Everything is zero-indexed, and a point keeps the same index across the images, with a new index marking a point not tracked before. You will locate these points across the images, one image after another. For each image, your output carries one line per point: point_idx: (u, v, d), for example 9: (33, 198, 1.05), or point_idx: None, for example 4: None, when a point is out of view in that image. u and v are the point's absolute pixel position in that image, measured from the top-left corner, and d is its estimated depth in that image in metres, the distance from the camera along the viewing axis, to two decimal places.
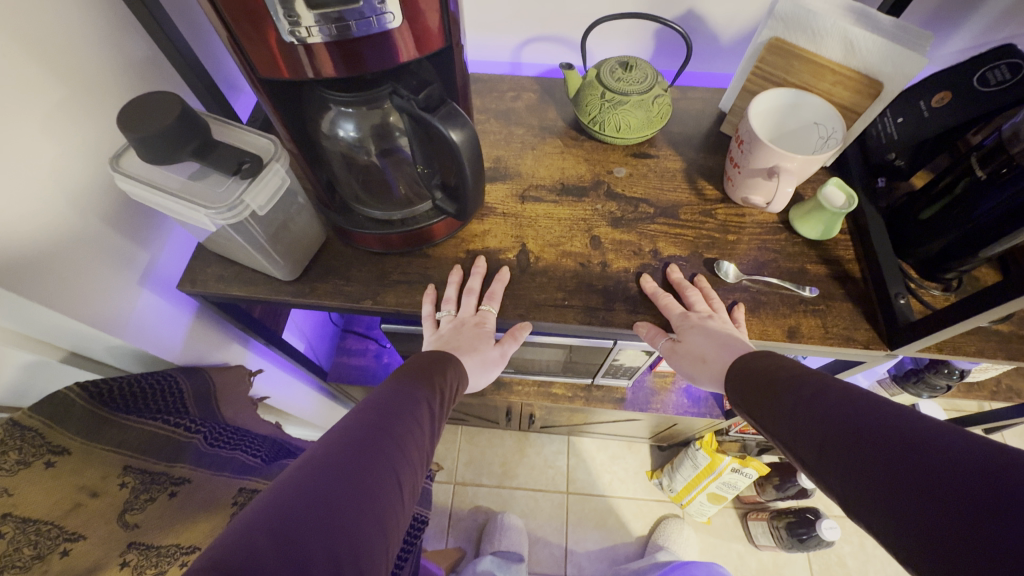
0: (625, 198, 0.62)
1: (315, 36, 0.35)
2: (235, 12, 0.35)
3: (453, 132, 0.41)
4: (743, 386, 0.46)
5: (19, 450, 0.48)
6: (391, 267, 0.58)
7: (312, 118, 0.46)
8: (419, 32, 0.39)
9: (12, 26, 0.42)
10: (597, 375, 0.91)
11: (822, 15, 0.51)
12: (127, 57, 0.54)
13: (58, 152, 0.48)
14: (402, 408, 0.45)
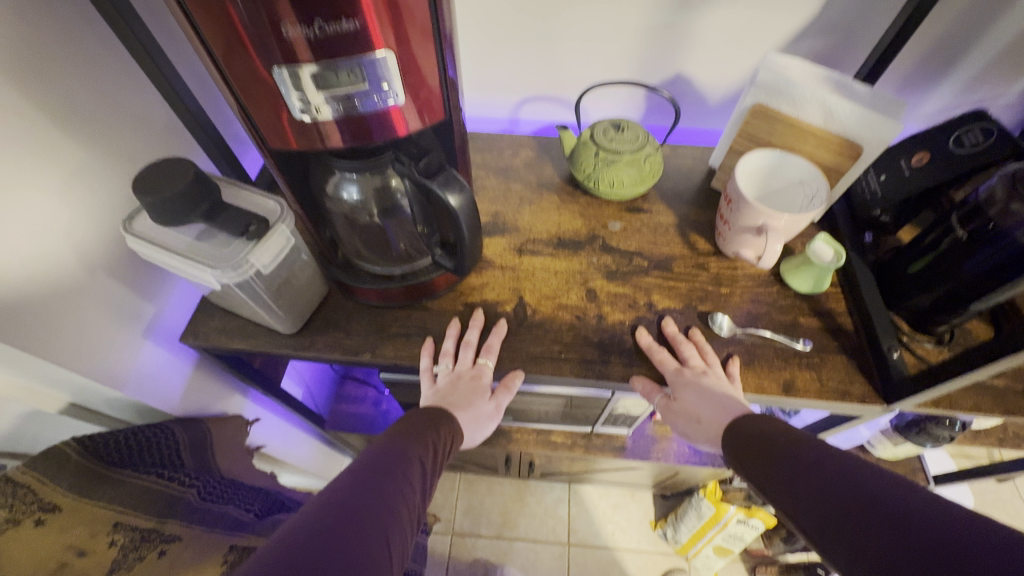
0: (620, 252, 0.64)
1: (324, 113, 0.38)
2: (251, 93, 0.37)
3: (452, 197, 0.43)
4: (740, 452, 0.46)
5: (10, 508, 0.48)
6: (391, 320, 0.59)
7: (318, 181, 0.49)
8: (421, 107, 0.41)
9: (40, 101, 0.45)
10: (598, 423, 0.90)
11: (800, 84, 0.54)
12: (146, 122, 0.58)
13: (74, 213, 0.50)
14: (395, 465, 0.45)
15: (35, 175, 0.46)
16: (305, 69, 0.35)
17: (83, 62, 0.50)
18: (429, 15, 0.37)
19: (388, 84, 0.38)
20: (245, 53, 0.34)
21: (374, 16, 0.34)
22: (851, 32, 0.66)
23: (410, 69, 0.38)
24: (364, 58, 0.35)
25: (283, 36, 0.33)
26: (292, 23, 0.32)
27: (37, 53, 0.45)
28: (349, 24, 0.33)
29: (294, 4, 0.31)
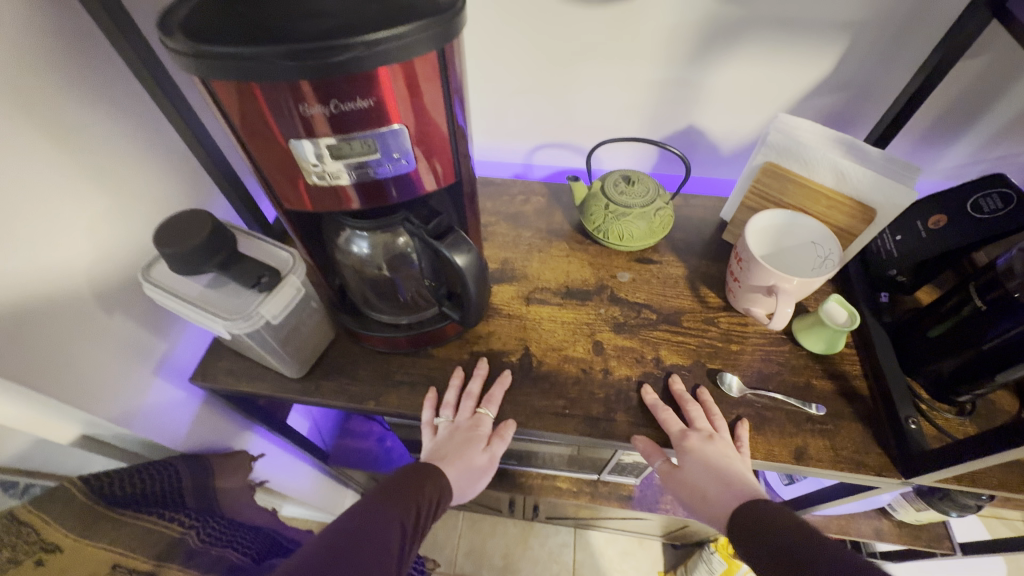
0: (629, 303, 0.64)
1: (339, 178, 0.40)
2: (269, 159, 0.39)
3: (459, 257, 0.44)
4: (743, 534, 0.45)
5: (12, 548, 0.48)
6: (396, 367, 0.59)
7: (330, 233, 0.49)
8: (432, 171, 0.42)
9: (73, 155, 0.48)
10: (604, 471, 0.88)
11: (812, 147, 0.54)
12: (174, 169, 0.61)
13: (99, 258, 0.52)
14: (373, 530, 0.45)
15: (67, 221, 0.48)
16: (321, 141, 0.37)
17: (119, 116, 0.53)
18: (443, 90, 0.38)
19: (401, 153, 0.39)
20: (265, 127, 0.36)
21: (388, 95, 0.35)
22: (864, 90, 0.66)
23: (423, 139, 0.40)
24: (378, 131, 0.37)
25: (301, 113, 0.35)
26: (309, 103, 0.34)
27: (76, 111, 0.48)
28: (363, 103, 0.35)
29: (311, 86, 0.33)
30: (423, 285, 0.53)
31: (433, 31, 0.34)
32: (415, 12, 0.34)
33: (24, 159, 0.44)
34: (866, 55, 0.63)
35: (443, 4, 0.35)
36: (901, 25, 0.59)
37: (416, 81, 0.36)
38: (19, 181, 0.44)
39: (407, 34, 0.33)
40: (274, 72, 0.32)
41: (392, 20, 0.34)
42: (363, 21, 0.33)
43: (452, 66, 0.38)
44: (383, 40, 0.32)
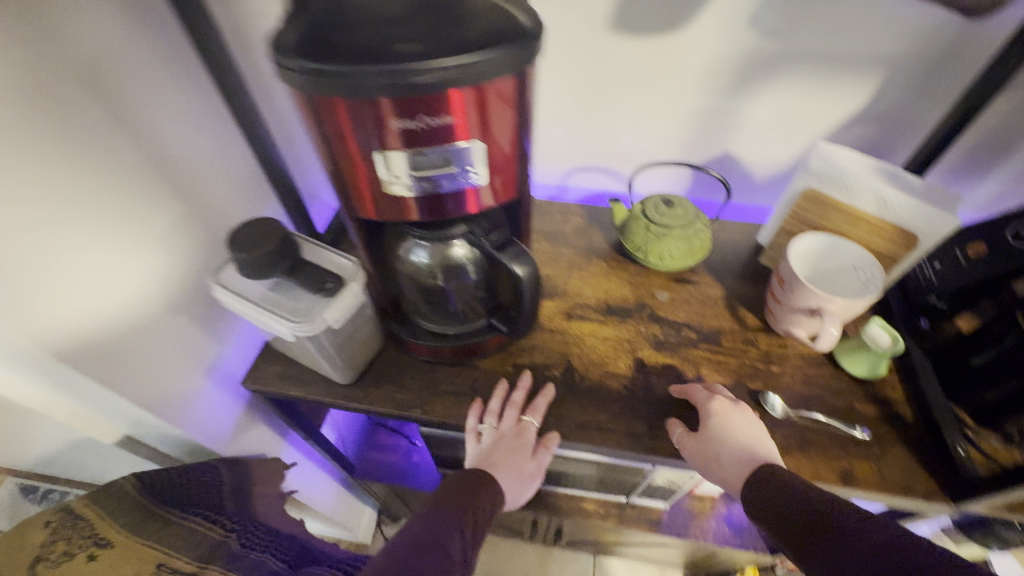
0: (668, 322, 0.65)
1: (414, 190, 0.42)
2: (352, 170, 0.42)
3: (518, 268, 0.46)
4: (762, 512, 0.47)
5: (67, 540, 0.51)
6: (442, 377, 0.60)
7: (390, 243, 0.52)
8: (498, 186, 0.45)
9: (152, 160, 0.52)
10: (634, 493, 0.87)
11: (853, 174, 0.56)
12: (232, 179, 0.65)
13: (167, 259, 0.56)
14: (435, 534, 0.47)
15: (142, 223, 0.52)
16: (403, 154, 0.39)
17: (194, 128, 0.57)
18: (517, 110, 0.41)
19: (474, 167, 0.42)
20: (353, 139, 0.39)
21: (470, 112, 0.38)
22: (899, 122, 0.68)
23: (494, 155, 0.42)
24: (456, 146, 0.39)
25: (390, 127, 0.37)
26: (400, 117, 0.37)
27: (157, 121, 0.52)
28: (448, 119, 0.37)
29: (405, 104, 0.36)
30: (475, 296, 0.55)
31: (517, 55, 0.36)
32: (500, 38, 0.37)
33: (107, 164, 0.48)
34: (902, 89, 0.65)
35: (525, 31, 0.38)
36: (937, 61, 0.62)
37: (495, 101, 0.38)
38: (102, 184, 0.48)
39: (495, 57, 0.35)
40: (373, 88, 0.34)
41: (480, 44, 0.36)
42: (453, 45, 0.36)
43: (527, 89, 0.40)
44: (474, 62, 0.35)
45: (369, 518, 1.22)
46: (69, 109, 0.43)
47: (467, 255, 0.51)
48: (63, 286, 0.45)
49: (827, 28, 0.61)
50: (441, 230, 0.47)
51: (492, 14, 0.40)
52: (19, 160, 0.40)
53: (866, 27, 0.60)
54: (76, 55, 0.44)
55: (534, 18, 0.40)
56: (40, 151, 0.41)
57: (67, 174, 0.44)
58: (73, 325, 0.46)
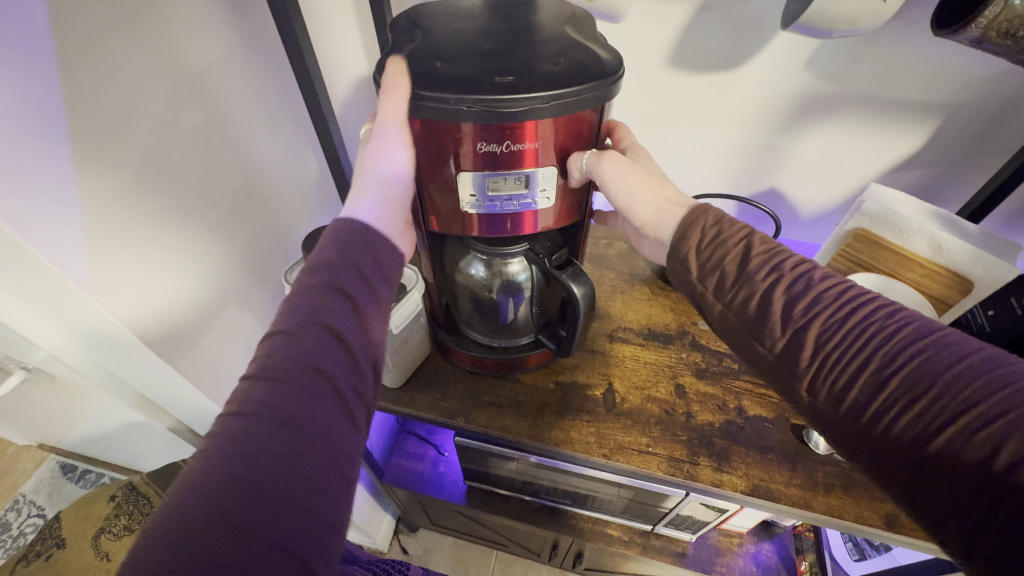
0: (710, 351, 0.66)
1: (487, 209, 0.45)
2: (429, 187, 0.45)
3: (576, 287, 0.47)
4: (752, 354, 0.39)
5: (129, 516, 0.56)
6: (485, 388, 0.62)
7: (451, 256, 0.56)
8: (560, 209, 0.47)
9: (236, 163, 0.56)
10: (660, 523, 0.86)
11: (908, 217, 0.57)
12: (300, 186, 0.69)
13: (237, 257, 0.60)
14: (303, 403, 0.32)
15: (222, 220, 0.56)
16: (483, 175, 0.42)
17: (272, 135, 0.61)
18: (591, 139, 0.43)
19: (545, 191, 0.44)
20: (438, 159, 0.42)
21: (550, 140, 0.41)
22: (953, 167, 0.69)
23: (564, 180, 0.45)
24: (532, 171, 0.42)
25: (475, 150, 0.40)
26: (487, 142, 0.40)
27: (244, 128, 0.57)
28: (529, 145, 0.40)
29: (490, 129, 0.39)
30: (525, 310, 0.59)
31: (600, 90, 0.39)
32: (584, 73, 0.40)
33: (204, 166, 0.52)
34: (958, 136, 0.65)
35: (608, 68, 0.40)
36: (996, 111, 0.62)
37: (571, 131, 0.41)
38: (199, 184, 0.52)
39: (580, 92, 0.38)
40: (468, 115, 0.37)
41: (567, 78, 0.39)
42: (537, 78, 0.39)
43: (602, 119, 0.43)
44: (562, 95, 0.38)
45: (388, 525, 1.22)
46: (180, 117, 0.48)
47: (524, 271, 0.55)
48: (158, 277, 0.49)
49: (885, 75, 0.62)
50: (502, 249, 0.51)
51: (574, 52, 0.43)
52: (134, 158, 0.44)
53: (926, 74, 0.61)
54: (189, 69, 0.48)
55: (614, 56, 0.42)
56: (154, 155, 0.46)
57: (171, 173, 0.48)
58: (158, 313, 0.50)
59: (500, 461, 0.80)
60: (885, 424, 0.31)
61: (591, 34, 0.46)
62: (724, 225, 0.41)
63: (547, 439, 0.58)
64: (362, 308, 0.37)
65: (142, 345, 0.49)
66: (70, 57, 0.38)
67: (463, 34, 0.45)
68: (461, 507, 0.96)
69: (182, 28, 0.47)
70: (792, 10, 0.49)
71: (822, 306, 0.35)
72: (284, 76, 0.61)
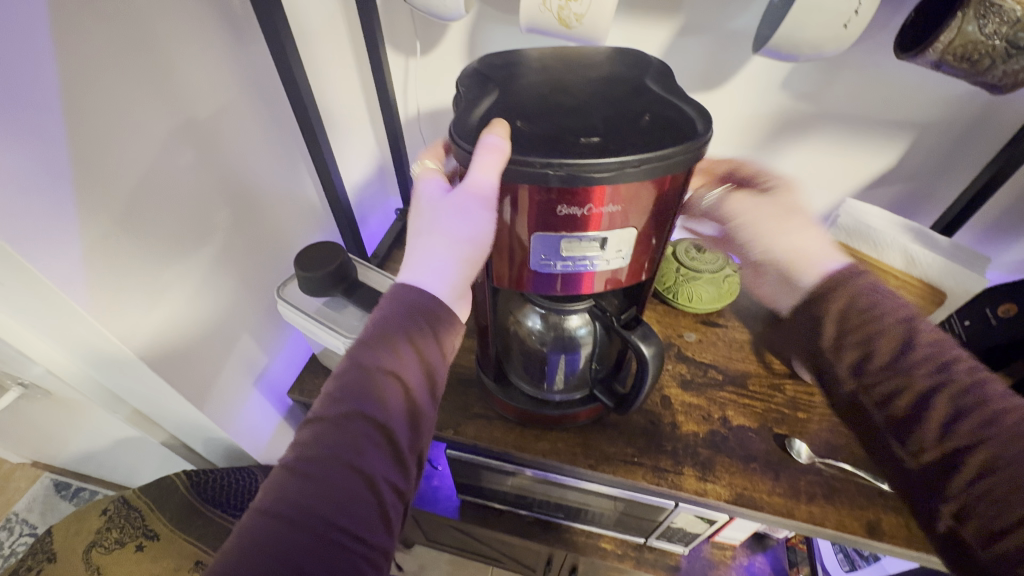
0: (696, 362, 0.67)
1: (562, 267, 0.43)
2: (501, 245, 0.44)
3: (647, 347, 0.46)
4: (870, 415, 0.47)
5: (120, 529, 0.57)
6: (474, 401, 0.63)
7: (506, 309, 0.55)
8: (634, 266, 0.46)
9: (231, 185, 0.58)
10: (652, 535, 0.86)
11: (881, 231, 0.59)
12: (294, 206, 0.71)
13: (235, 273, 0.62)
14: (340, 492, 0.34)
15: (218, 240, 0.58)
16: (558, 237, 0.41)
17: (266, 157, 0.64)
18: (675, 202, 0.42)
19: (619, 252, 0.43)
20: (507, 215, 0.41)
21: (631, 204, 0.39)
22: (928, 182, 0.71)
23: (641, 240, 0.43)
24: (608, 234, 0.41)
25: (553, 212, 0.39)
26: (566, 206, 0.39)
27: (239, 151, 0.59)
28: (612, 208, 0.39)
29: (569, 193, 0.38)
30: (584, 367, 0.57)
31: (688, 154, 0.38)
32: (674, 138, 0.40)
33: (202, 185, 0.54)
34: (930, 152, 0.68)
35: (696, 130, 0.40)
36: (967, 127, 0.64)
37: (656, 196, 0.40)
38: (197, 205, 0.54)
39: (671, 155, 0.38)
40: (553, 179, 0.37)
41: (657, 143, 0.39)
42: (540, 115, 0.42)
43: (686, 183, 0.42)
44: (651, 160, 0.37)
45: None
46: (178, 139, 0.50)
47: (584, 326, 0.53)
48: (157, 291, 0.51)
49: (859, 95, 0.65)
50: (566, 304, 0.50)
51: (653, 112, 0.44)
52: (135, 181, 0.46)
53: (899, 95, 0.64)
54: (190, 94, 0.51)
55: (699, 115, 0.42)
56: (153, 176, 0.48)
57: (169, 197, 0.50)
58: (156, 331, 0.51)
59: (492, 474, 0.81)
60: (998, 526, 0.37)
61: (650, 87, 0.47)
62: (883, 304, 0.46)
63: (535, 450, 0.59)
64: (411, 396, 0.39)
65: (140, 362, 0.50)
66: (76, 85, 0.40)
67: (521, 86, 0.47)
68: (454, 521, 0.96)
69: (184, 56, 0.50)
70: (763, 36, 0.51)
71: (994, 429, 0.39)
72: (278, 101, 0.64)
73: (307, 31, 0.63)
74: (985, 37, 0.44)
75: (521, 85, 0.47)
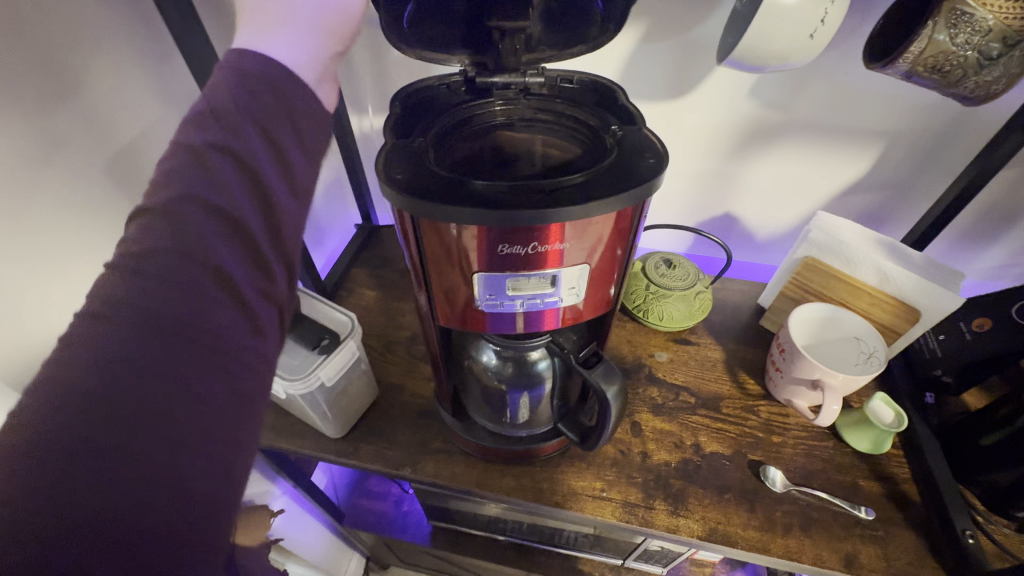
0: (667, 384, 0.64)
1: (514, 307, 0.41)
2: (445, 283, 0.40)
3: (609, 386, 0.43)
4: None
5: None
6: (433, 434, 0.59)
7: (461, 343, 0.53)
8: (591, 300, 0.43)
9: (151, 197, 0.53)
10: (629, 556, 0.83)
11: (854, 246, 0.57)
12: None
13: None
14: (115, 458, 0.22)
15: None
16: (506, 276, 0.38)
17: None
18: (633, 234, 0.39)
19: (573, 288, 0.40)
20: (447, 255, 0.37)
21: (582, 240, 0.36)
22: (899, 190, 0.69)
23: (597, 275, 0.40)
24: (560, 270, 0.38)
25: (496, 252, 0.36)
26: (509, 244, 0.35)
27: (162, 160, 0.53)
28: (564, 245, 0.36)
29: (510, 232, 0.34)
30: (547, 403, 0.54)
31: (642, 189, 0.35)
32: (630, 171, 0.36)
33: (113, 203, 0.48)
34: (902, 160, 0.66)
35: (651, 159, 0.37)
36: (939, 133, 0.62)
37: (608, 233, 0.37)
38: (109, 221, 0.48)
39: (619, 195, 0.34)
40: (490, 220, 0.33)
41: (607, 179, 0.36)
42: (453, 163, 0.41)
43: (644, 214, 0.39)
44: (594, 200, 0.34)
45: (356, 562, 1.16)
46: (87, 164, 0.45)
47: (545, 359, 0.51)
48: (54, 329, 0.45)
49: (827, 104, 0.63)
50: (526, 341, 0.48)
51: (613, 135, 0.40)
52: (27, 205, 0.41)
53: (867, 104, 0.61)
54: (101, 112, 0.46)
55: (658, 138, 0.40)
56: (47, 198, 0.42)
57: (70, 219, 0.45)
58: None
59: (461, 501, 0.77)
60: None
61: (606, 112, 0.44)
62: None
63: (497, 487, 0.55)
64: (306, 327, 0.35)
65: None
66: None
67: (466, 114, 0.44)
68: (426, 548, 0.92)
69: (93, 70, 0.44)
70: (726, 46, 0.48)
71: None
72: None
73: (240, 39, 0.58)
74: (956, 48, 0.42)
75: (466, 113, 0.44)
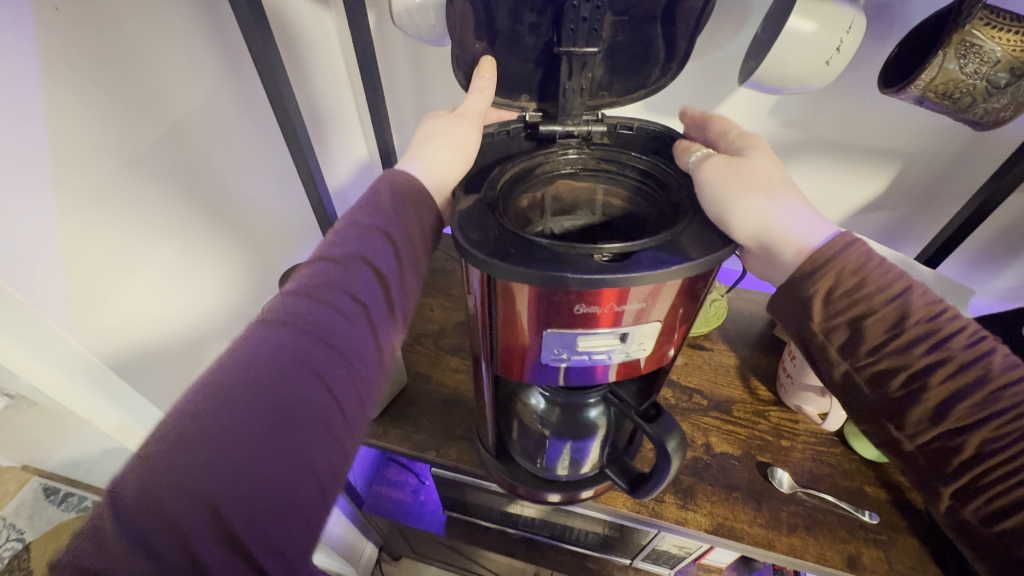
0: (681, 387, 0.67)
1: (581, 359, 0.41)
2: (512, 339, 0.41)
3: (669, 441, 0.43)
4: None
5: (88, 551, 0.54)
6: (458, 422, 0.63)
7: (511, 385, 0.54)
8: (654, 355, 0.43)
9: (212, 195, 0.58)
10: (638, 557, 0.85)
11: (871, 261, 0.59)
12: (282, 218, 0.72)
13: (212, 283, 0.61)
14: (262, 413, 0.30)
15: (196, 251, 0.57)
16: (576, 333, 0.39)
17: (253, 164, 0.64)
18: (698, 300, 0.41)
19: (639, 344, 0.41)
20: (523, 310, 0.38)
21: (648, 301, 0.37)
22: (914, 210, 0.71)
23: (662, 334, 0.41)
24: (628, 329, 0.39)
25: (567, 310, 0.37)
26: (581, 303, 0.37)
27: (225, 158, 0.59)
28: (633, 306, 0.37)
29: (584, 292, 0.35)
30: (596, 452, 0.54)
31: (711, 255, 0.37)
32: (701, 241, 0.38)
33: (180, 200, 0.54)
34: (918, 180, 0.68)
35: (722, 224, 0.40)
36: (954, 156, 0.64)
37: (680, 296, 0.38)
38: (176, 213, 0.53)
39: (691, 264, 0.36)
40: (569, 283, 0.34)
41: (677, 243, 0.38)
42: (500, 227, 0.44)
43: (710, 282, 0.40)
44: (670, 263, 0.35)
45: (370, 552, 1.19)
46: (162, 158, 0.51)
47: (597, 409, 0.51)
48: (127, 309, 0.49)
49: (845, 125, 0.65)
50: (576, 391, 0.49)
51: (680, 198, 0.44)
52: (113, 196, 0.46)
53: (885, 125, 0.64)
54: (180, 119, 0.52)
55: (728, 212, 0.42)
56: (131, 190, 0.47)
57: (144, 212, 0.49)
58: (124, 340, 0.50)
59: (477, 491, 0.80)
60: None
61: (674, 168, 0.48)
62: None
63: None
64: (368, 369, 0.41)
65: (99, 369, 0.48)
66: (63, 100, 0.41)
67: (534, 162, 0.48)
68: (440, 537, 0.95)
69: (167, 78, 0.50)
70: (748, 69, 0.52)
71: None
72: (263, 109, 0.63)
73: (298, 50, 0.64)
74: (965, 77, 0.45)
75: (533, 160, 0.48)
